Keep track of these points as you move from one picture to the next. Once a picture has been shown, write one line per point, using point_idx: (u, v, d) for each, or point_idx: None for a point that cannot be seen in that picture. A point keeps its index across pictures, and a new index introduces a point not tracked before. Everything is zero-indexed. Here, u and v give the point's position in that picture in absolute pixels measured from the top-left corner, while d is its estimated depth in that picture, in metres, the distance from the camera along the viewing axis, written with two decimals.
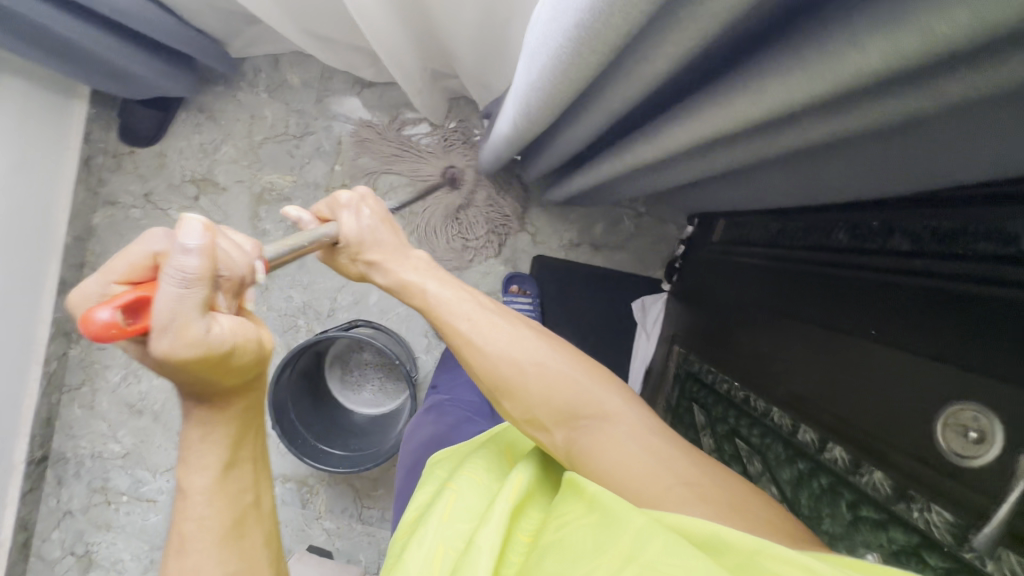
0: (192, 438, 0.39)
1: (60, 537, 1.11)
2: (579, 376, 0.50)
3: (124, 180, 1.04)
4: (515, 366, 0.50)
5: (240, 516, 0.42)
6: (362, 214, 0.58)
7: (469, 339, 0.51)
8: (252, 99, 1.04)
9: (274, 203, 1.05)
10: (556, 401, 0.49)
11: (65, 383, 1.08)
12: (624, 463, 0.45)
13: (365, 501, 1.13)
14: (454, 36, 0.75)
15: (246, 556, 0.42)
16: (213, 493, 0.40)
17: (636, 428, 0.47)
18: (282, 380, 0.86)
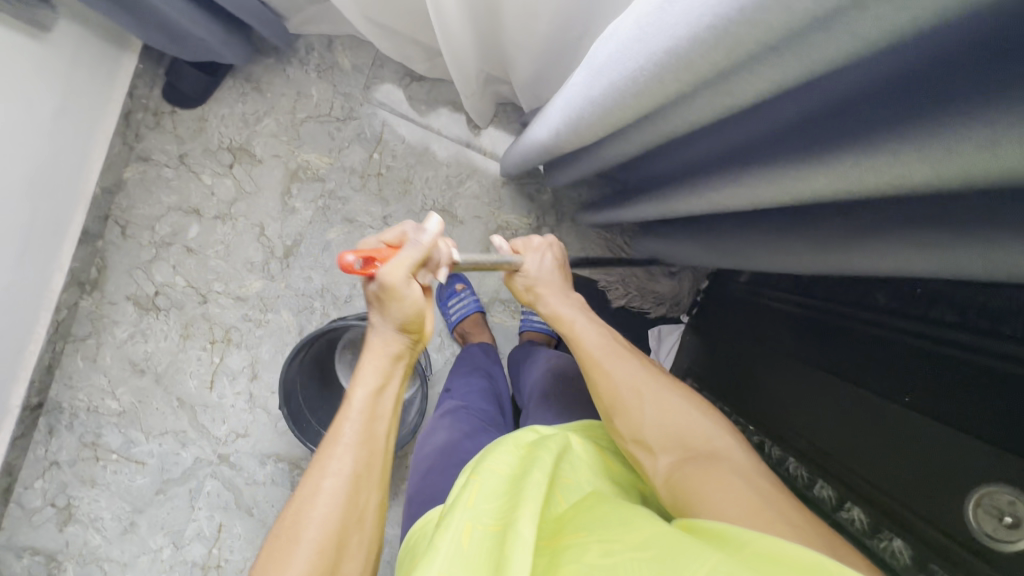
0: (368, 357, 0.52)
1: (43, 487, 1.10)
2: (691, 411, 0.54)
3: (161, 139, 1.04)
4: (636, 390, 0.56)
5: (374, 439, 0.50)
6: (542, 258, 0.71)
7: (601, 357, 0.60)
8: (301, 76, 1.03)
9: (307, 182, 1.04)
10: (666, 427, 0.53)
11: (71, 333, 1.07)
12: (717, 490, 0.45)
13: None
14: (519, 45, 0.75)
15: (368, 468, 0.49)
16: (365, 408, 0.51)
17: (746, 470, 0.47)
18: (292, 362, 0.87)
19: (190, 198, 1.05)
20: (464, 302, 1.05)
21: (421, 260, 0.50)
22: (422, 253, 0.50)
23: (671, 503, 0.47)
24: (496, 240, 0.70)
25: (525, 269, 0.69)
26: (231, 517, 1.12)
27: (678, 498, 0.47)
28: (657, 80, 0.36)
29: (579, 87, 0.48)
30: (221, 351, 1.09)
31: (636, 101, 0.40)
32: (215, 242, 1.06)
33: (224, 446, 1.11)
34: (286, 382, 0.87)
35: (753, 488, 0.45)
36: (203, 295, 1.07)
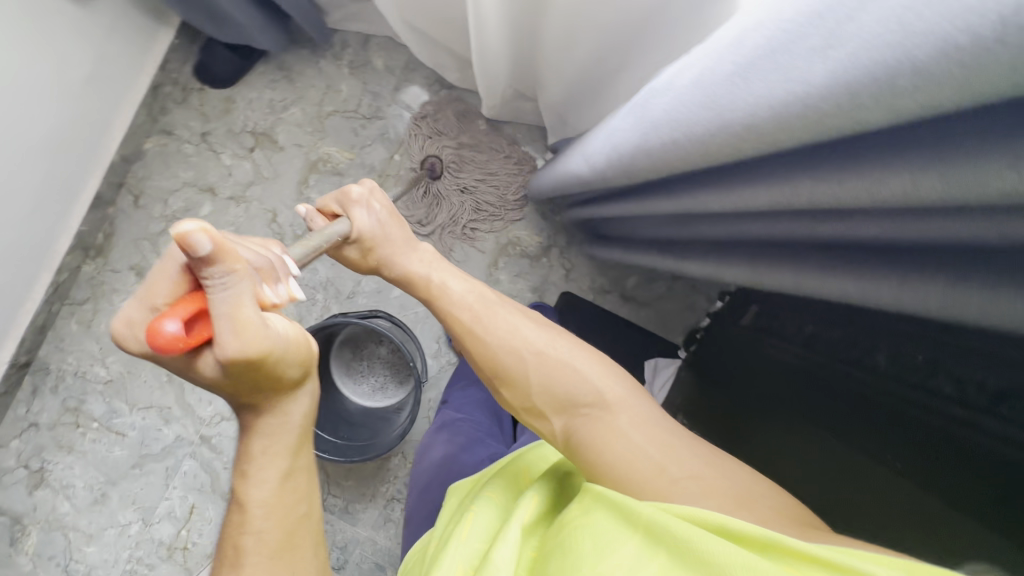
0: (252, 447, 0.42)
1: (18, 447, 1.08)
2: (569, 361, 0.51)
3: (186, 114, 1.04)
4: (514, 355, 0.52)
5: (292, 530, 0.44)
6: (370, 209, 0.64)
7: (471, 322, 0.55)
8: (333, 70, 1.04)
9: (325, 175, 1.05)
10: (549, 385, 0.50)
11: (69, 295, 1.07)
12: (618, 452, 0.44)
13: (332, 489, 1.10)
14: (553, 69, 0.76)
15: (299, 574, 0.44)
16: (268, 504, 0.43)
17: (634, 416, 0.46)
18: None
19: (206, 176, 1.05)
20: None
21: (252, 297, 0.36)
22: (244, 291, 0.35)
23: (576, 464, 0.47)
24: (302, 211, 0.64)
25: (358, 230, 0.63)
26: (205, 500, 1.11)
27: (580, 457, 0.47)
28: (713, 148, 0.38)
29: (624, 133, 0.49)
30: None
31: (688, 150, 0.41)
32: (224, 225, 1.04)
33: (207, 427, 1.10)
34: None
35: (644, 440, 0.44)
36: None
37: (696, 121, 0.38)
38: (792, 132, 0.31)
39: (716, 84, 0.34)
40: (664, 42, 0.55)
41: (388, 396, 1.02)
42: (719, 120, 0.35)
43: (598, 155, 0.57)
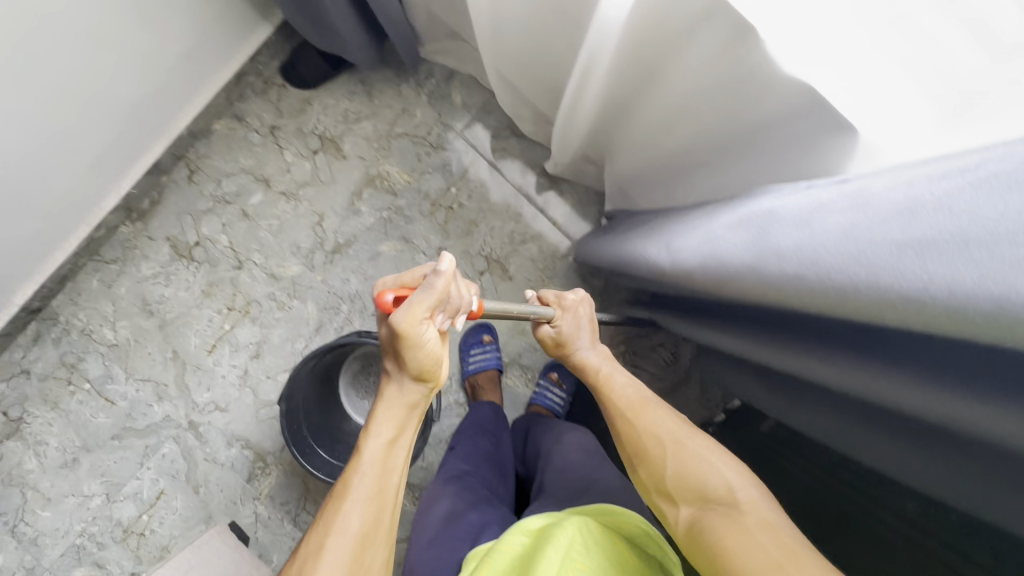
0: (383, 407, 0.56)
1: (4, 391, 1.06)
2: (704, 454, 0.52)
3: (261, 106, 1.06)
4: (659, 441, 0.55)
5: (382, 497, 0.53)
6: (579, 318, 0.69)
7: (628, 407, 0.60)
8: (412, 95, 1.07)
9: (380, 191, 1.06)
10: (686, 475, 0.51)
11: (100, 252, 1.06)
12: (749, 552, 0.43)
13: (308, 505, 1.06)
14: (635, 148, 0.78)
15: (376, 526, 0.52)
16: (379, 457, 0.54)
17: (768, 518, 0.45)
18: (302, 369, 0.88)
19: (265, 167, 1.06)
20: (486, 354, 1.04)
21: (436, 308, 0.51)
22: (431, 299, 0.50)
23: (696, 556, 0.47)
24: (529, 295, 0.72)
25: (559, 328, 0.68)
26: (175, 488, 1.07)
27: (702, 550, 0.46)
28: (853, 302, 0.37)
29: (730, 242, 0.51)
30: (233, 320, 1.07)
31: (821, 296, 0.40)
32: (272, 216, 1.06)
33: (197, 414, 1.07)
34: (292, 388, 0.88)
35: (778, 545, 0.43)
36: (239, 261, 1.06)
37: (820, 263, 0.39)
38: (931, 320, 0.32)
39: (874, 236, 0.36)
40: (767, 152, 0.56)
41: None
42: (844, 266, 0.37)
43: (686, 251, 0.58)
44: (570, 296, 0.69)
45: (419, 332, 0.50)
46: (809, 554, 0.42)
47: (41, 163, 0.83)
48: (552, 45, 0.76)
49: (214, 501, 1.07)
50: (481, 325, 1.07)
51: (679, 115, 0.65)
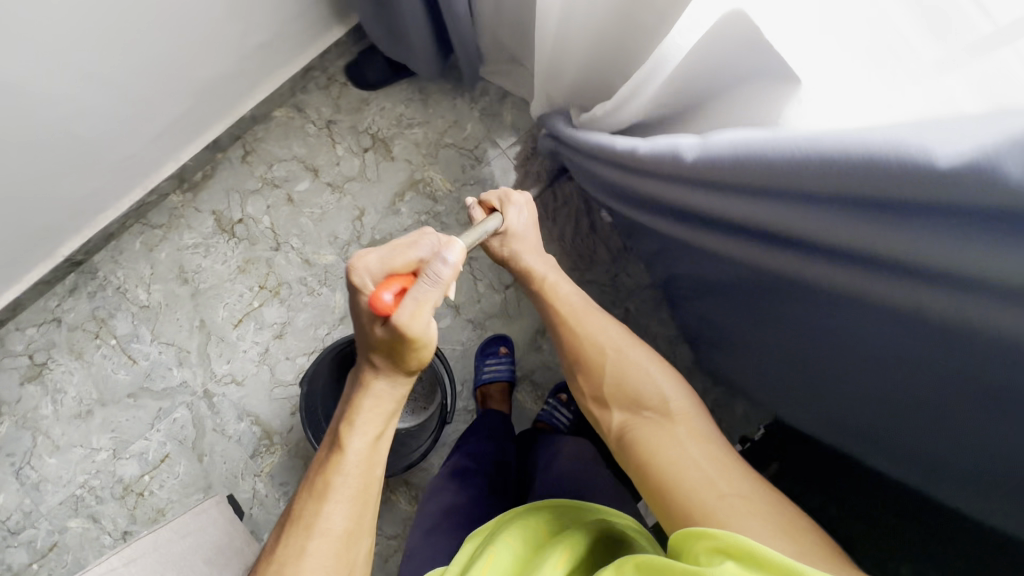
0: (364, 399, 0.58)
1: (33, 336, 1.10)
2: (654, 375, 0.60)
3: (321, 100, 1.11)
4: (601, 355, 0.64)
5: (366, 489, 0.55)
6: (520, 214, 0.77)
7: (573, 317, 0.68)
8: (465, 109, 1.12)
9: (421, 196, 1.10)
10: (632, 393, 0.60)
11: (147, 216, 1.11)
12: (676, 460, 0.51)
13: None
14: None
15: (360, 525, 0.54)
16: (363, 455, 0.56)
17: (696, 430, 0.54)
18: (322, 361, 0.94)
19: (316, 157, 1.11)
20: (499, 366, 1.05)
21: (435, 302, 0.56)
22: (433, 290, 0.55)
23: (628, 458, 0.56)
24: (469, 204, 0.79)
25: (506, 227, 0.76)
26: (180, 454, 1.09)
27: (632, 451, 0.56)
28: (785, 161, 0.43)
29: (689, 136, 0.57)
30: (263, 299, 1.10)
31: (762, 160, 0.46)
32: (315, 205, 1.10)
33: (213, 384, 1.10)
34: (311, 376, 0.94)
35: (703, 451, 0.52)
36: (277, 243, 1.10)
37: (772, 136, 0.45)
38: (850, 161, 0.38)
39: (852, 143, 0.38)
40: None
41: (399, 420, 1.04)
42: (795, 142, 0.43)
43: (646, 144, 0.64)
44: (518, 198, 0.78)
45: (423, 323, 0.54)
46: (731, 460, 0.51)
47: (111, 125, 0.88)
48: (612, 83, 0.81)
49: (215, 471, 1.09)
50: (499, 336, 1.10)
51: None
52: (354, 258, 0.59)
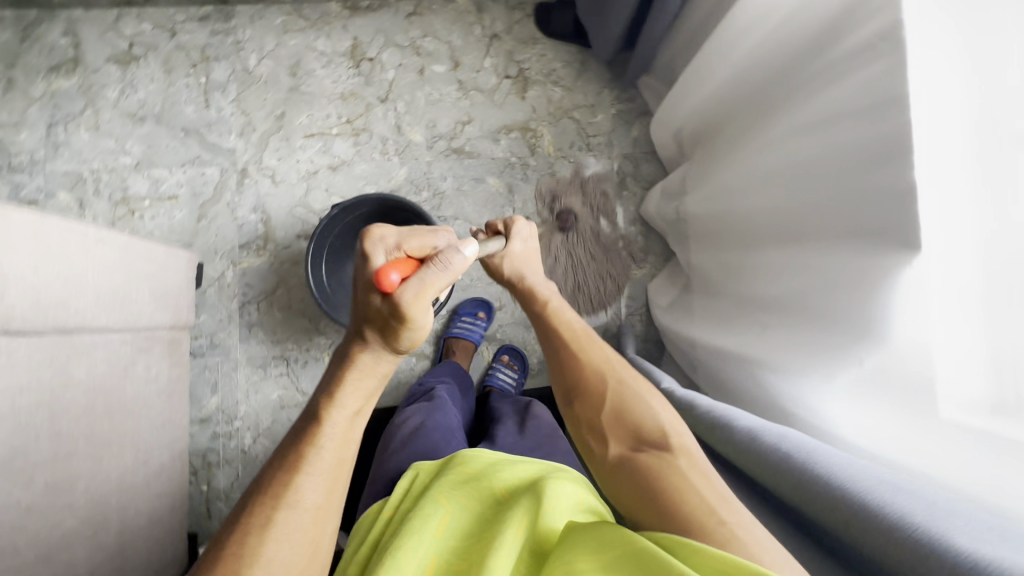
0: (343, 380, 0.53)
1: (144, 30, 1.15)
2: (645, 401, 0.60)
3: (502, 15, 1.17)
4: (601, 381, 0.63)
5: (338, 463, 0.51)
6: (525, 239, 0.81)
7: (583, 340, 0.68)
8: (608, 101, 1.16)
9: (523, 142, 1.15)
10: (626, 416, 0.59)
11: (302, 5, 1.16)
12: (684, 491, 0.50)
13: (264, 300, 1.12)
14: (737, 204, 0.81)
15: (330, 498, 0.50)
16: (341, 428, 0.52)
17: (697, 467, 0.52)
18: (347, 213, 0.97)
19: (464, 54, 1.16)
20: (472, 326, 1.09)
21: (445, 287, 0.52)
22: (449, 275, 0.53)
23: (637, 490, 0.53)
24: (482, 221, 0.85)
25: (510, 251, 0.81)
26: (187, 203, 1.12)
27: (638, 486, 0.53)
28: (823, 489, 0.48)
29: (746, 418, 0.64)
30: (342, 131, 1.14)
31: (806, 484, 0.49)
32: (436, 89, 1.15)
33: (254, 168, 1.14)
34: (330, 225, 0.96)
35: (702, 486, 0.50)
36: (385, 97, 1.15)
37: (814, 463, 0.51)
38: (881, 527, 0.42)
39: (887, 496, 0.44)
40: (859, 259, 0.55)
41: None
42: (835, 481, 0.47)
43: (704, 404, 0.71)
44: (522, 223, 0.81)
45: (424, 310, 0.51)
46: (731, 498, 0.49)
47: None
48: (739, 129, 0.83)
49: (203, 237, 1.12)
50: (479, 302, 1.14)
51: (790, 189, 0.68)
52: (372, 228, 0.57)
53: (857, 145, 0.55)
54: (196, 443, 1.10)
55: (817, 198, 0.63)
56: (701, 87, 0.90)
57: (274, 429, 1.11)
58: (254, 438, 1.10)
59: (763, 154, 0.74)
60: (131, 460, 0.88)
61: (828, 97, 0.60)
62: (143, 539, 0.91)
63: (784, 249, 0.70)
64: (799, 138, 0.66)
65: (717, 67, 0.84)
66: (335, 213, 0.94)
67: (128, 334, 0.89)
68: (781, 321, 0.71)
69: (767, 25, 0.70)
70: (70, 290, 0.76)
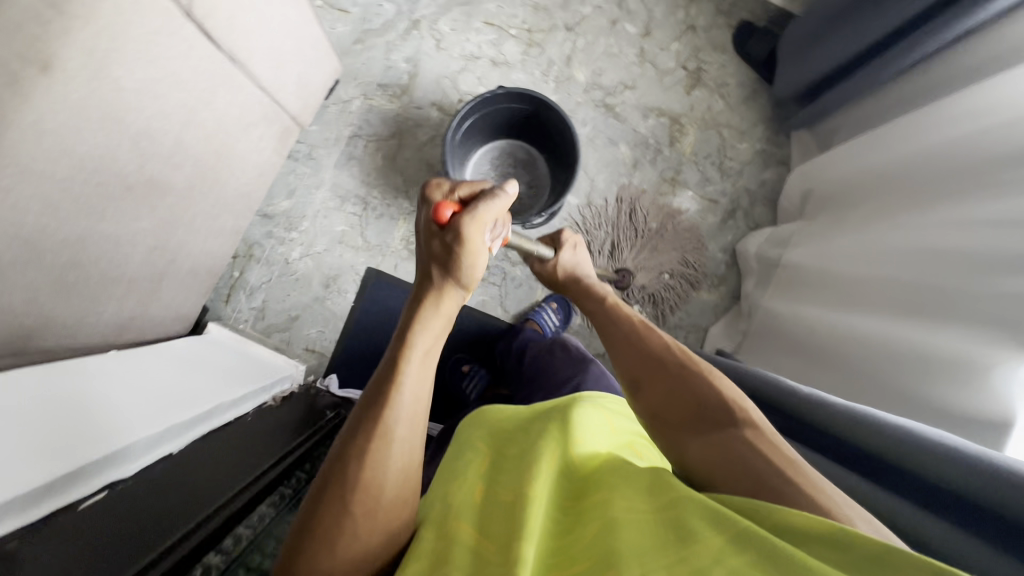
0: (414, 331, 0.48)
1: None
2: (699, 380, 0.57)
3: (707, 13, 1.21)
4: (652, 357, 0.62)
5: (418, 404, 0.46)
6: (575, 247, 0.84)
7: (636, 323, 0.69)
8: (757, 136, 1.20)
9: (668, 131, 1.18)
10: (682, 395, 0.57)
11: None
12: (754, 465, 0.46)
13: (374, 143, 1.14)
14: (848, 265, 0.87)
15: (415, 434, 0.46)
16: (420, 371, 0.47)
17: (762, 437, 0.49)
18: (509, 100, 1.03)
19: (657, 29, 1.20)
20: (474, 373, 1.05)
21: (496, 217, 0.52)
22: (497, 206, 0.52)
23: (708, 467, 0.49)
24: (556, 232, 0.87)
25: (562, 256, 0.82)
26: (353, 23, 1.15)
27: (705, 462, 0.49)
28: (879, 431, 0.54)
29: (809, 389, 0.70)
30: (519, 35, 1.17)
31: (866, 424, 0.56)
32: (618, 44, 1.19)
33: (427, 24, 1.16)
34: (490, 100, 1.02)
35: (766, 451, 0.47)
36: (572, 27, 1.18)
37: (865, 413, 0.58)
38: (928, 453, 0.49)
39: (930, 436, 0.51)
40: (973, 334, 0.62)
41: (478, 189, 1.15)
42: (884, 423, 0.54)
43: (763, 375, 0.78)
44: (566, 234, 0.84)
45: (479, 233, 0.49)
46: (803, 466, 0.46)
47: None
48: (881, 205, 0.87)
49: (351, 59, 1.15)
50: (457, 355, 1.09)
51: (919, 268, 0.73)
52: (426, 178, 0.57)
53: (1004, 249, 0.61)
54: (249, 233, 1.12)
55: (946, 284, 0.68)
56: (866, 158, 0.94)
57: (322, 258, 1.13)
58: (301, 255, 1.13)
59: (897, 231, 0.79)
60: (207, 206, 0.91)
61: (986, 206, 0.65)
62: (177, 281, 0.93)
63: (888, 316, 0.76)
64: (942, 228, 0.71)
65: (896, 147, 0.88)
66: (500, 93, 0.98)
67: (264, 98, 0.90)
68: (862, 361, 0.78)
69: (967, 126, 0.74)
70: (256, 23, 0.78)
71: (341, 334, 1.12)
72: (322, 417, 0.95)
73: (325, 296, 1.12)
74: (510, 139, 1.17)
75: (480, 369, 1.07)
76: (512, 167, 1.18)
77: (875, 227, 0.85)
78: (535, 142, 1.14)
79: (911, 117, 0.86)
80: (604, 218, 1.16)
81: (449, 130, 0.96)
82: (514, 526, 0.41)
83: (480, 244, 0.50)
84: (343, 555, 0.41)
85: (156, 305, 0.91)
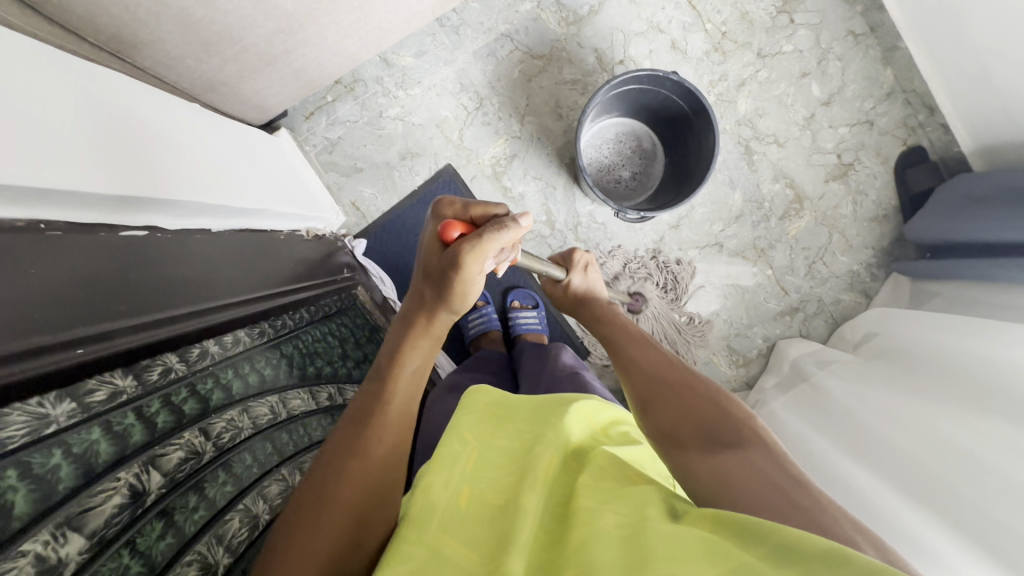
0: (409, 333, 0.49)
1: None
2: (696, 391, 0.50)
3: (891, 118, 1.15)
4: (656, 368, 0.55)
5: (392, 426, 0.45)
6: (580, 268, 0.79)
7: (637, 333, 0.63)
8: (860, 256, 1.16)
9: (787, 204, 1.14)
10: (678, 408, 0.49)
11: None
12: (757, 488, 0.40)
13: (521, 54, 1.09)
14: (881, 421, 0.85)
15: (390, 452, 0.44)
16: (402, 388, 0.46)
17: (776, 458, 0.42)
18: (675, 87, 0.98)
19: (836, 106, 1.14)
20: (484, 318, 1.05)
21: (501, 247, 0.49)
22: (504, 239, 0.48)
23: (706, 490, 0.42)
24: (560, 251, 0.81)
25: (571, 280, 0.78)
26: None
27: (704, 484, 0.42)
28: None
29: None
30: (710, 35, 1.11)
31: None
32: (793, 98, 1.13)
33: None
34: (660, 78, 0.97)
35: (777, 475, 0.40)
36: (762, 57, 1.12)
37: None
38: None
39: None
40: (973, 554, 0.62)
41: (586, 155, 1.11)
42: None
43: None
44: (579, 253, 0.79)
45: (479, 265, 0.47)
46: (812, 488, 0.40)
47: None
48: (935, 382, 0.85)
49: None
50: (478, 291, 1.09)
51: (951, 464, 0.72)
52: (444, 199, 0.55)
53: None
54: (362, 68, 1.07)
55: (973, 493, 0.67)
56: (942, 331, 0.92)
57: (414, 130, 1.09)
58: (396, 117, 1.08)
59: (944, 417, 0.78)
60: (347, 21, 0.85)
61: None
62: (278, 75, 0.89)
63: (883, 485, 0.77)
64: (990, 440, 0.70)
65: (979, 333, 0.85)
66: (673, 79, 0.95)
67: None
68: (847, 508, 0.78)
69: None
70: None
71: (391, 208, 1.09)
72: (340, 271, 0.92)
73: (396, 166, 1.09)
74: (647, 126, 1.13)
75: (493, 312, 1.07)
76: (633, 153, 1.13)
77: (922, 399, 0.83)
78: (665, 140, 1.12)
79: (992, 322, 0.84)
80: (680, 247, 1.13)
81: (608, 85, 0.94)
82: (506, 538, 0.38)
83: (476, 274, 0.48)
84: (332, 526, 0.39)
85: (249, 86, 0.87)
